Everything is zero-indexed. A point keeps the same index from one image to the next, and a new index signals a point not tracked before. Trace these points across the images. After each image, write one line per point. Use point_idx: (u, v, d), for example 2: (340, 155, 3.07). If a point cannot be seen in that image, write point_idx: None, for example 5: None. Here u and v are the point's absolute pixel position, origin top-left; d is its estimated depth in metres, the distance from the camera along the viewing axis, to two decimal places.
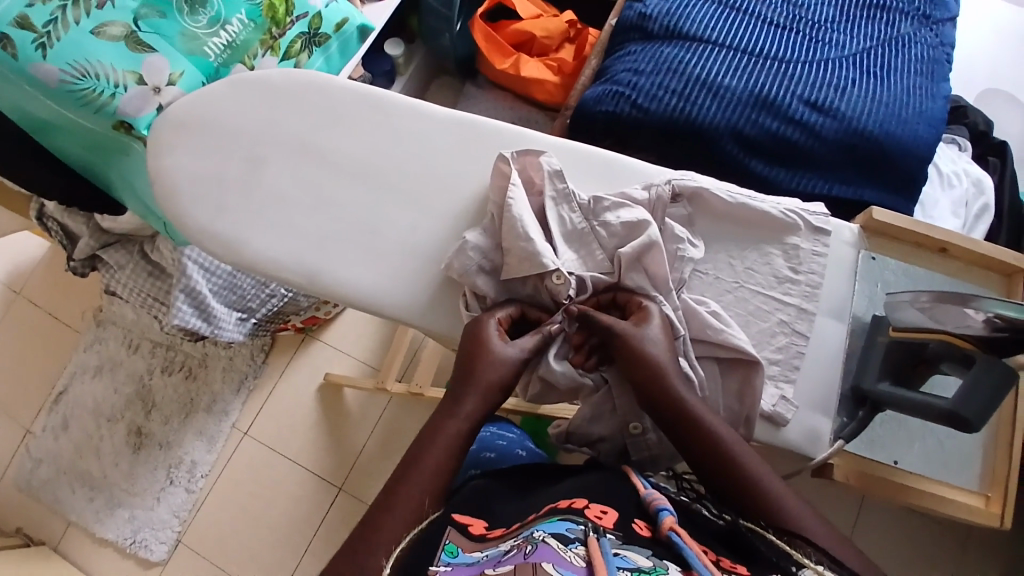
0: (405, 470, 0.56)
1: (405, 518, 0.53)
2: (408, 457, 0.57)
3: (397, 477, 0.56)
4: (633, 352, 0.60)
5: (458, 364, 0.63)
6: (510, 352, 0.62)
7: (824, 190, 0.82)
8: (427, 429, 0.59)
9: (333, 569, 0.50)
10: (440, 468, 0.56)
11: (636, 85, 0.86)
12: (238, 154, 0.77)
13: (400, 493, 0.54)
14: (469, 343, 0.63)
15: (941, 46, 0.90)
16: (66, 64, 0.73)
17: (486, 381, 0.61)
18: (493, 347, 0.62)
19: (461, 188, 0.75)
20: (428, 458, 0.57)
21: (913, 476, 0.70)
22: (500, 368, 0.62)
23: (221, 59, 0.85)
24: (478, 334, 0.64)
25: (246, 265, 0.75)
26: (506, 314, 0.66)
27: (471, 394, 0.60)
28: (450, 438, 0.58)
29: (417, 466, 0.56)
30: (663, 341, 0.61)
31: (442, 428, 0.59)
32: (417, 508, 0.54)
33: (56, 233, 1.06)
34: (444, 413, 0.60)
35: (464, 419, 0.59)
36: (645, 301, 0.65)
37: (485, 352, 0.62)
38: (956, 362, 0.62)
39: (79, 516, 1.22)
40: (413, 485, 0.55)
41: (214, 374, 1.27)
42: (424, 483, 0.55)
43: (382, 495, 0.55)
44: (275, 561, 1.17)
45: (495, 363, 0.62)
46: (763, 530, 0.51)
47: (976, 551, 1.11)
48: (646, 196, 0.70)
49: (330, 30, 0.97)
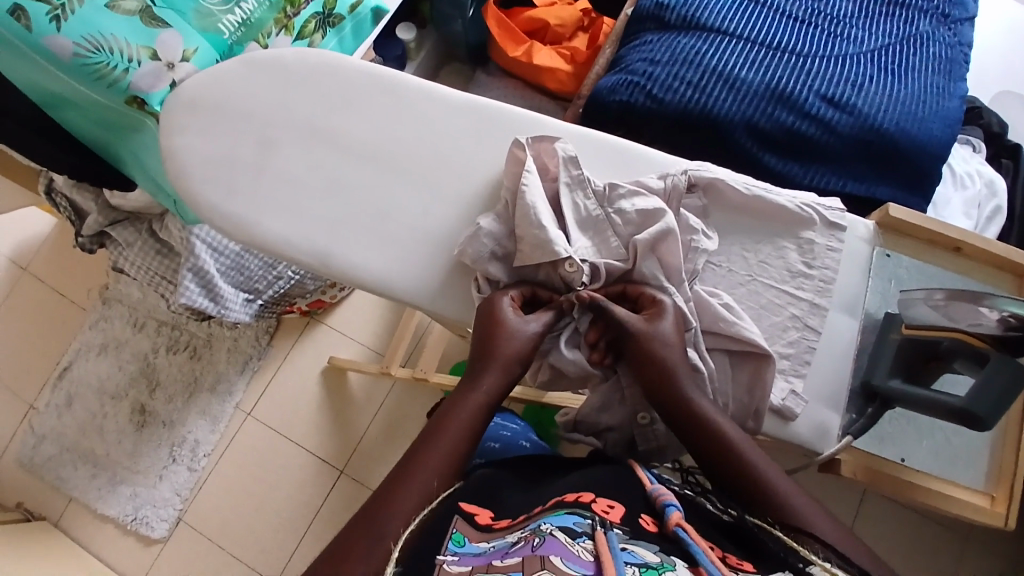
0: (421, 446, 0.56)
1: (417, 501, 0.52)
2: (427, 431, 0.58)
3: (412, 453, 0.56)
4: (643, 351, 0.60)
5: (475, 343, 0.63)
6: (526, 326, 0.63)
7: (838, 186, 0.82)
8: (446, 406, 0.60)
9: (344, 542, 0.50)
10: (452, 452, 0.56)
11: (652, 75, 0.85)
12: (251, 133, 0.77)
13: (415, 471, 0.54)
14: (485, 319, 0.64)
15: (959, 45, 0.89)
16: (79, 38, 0.72)
17: (506, 356, 0.61)
18: (510, 326, 0.63)
19: (476, 173, 0.74)
20: (445, 435, 0.57)
21: (920, 474, 0.69)
22: (517, 343, 0.62)
23: (235, 38, 0.84)
24: (492, 311, 0.64)
25: (256, 245, 0.75)
26: (518, 292, 0.67)
27: (491, 371, 0.61)
28: (468, 413, 0.59)
29: (432, 444, 0.56)
30: (674, 336, 0.61)
31: (459, 408, 0.59)
32: (428, 490, 0.53)
33: (64, 209, 1.06)
34: (460, 394, 0.60)
35: (484, 393, 0.60)
36: (659, 295, 0.64)
37: (501, 329, 0.62)
38: (969, 361, 0.62)
39: (81, 492, 1.22)
40: (428, 462, 0.55)
41: (218, 355, 1.27)
42: (439, 459, 0.55)
43: (395, 470, 0.55)
44: (275, 542, 1.17)
45: (512, 336, 0.62)
46: (771, 527, 0.50)
47: (974, 551, 1.11)
48: (662, 185, 0.69)
49: (343, 11, 0.97)
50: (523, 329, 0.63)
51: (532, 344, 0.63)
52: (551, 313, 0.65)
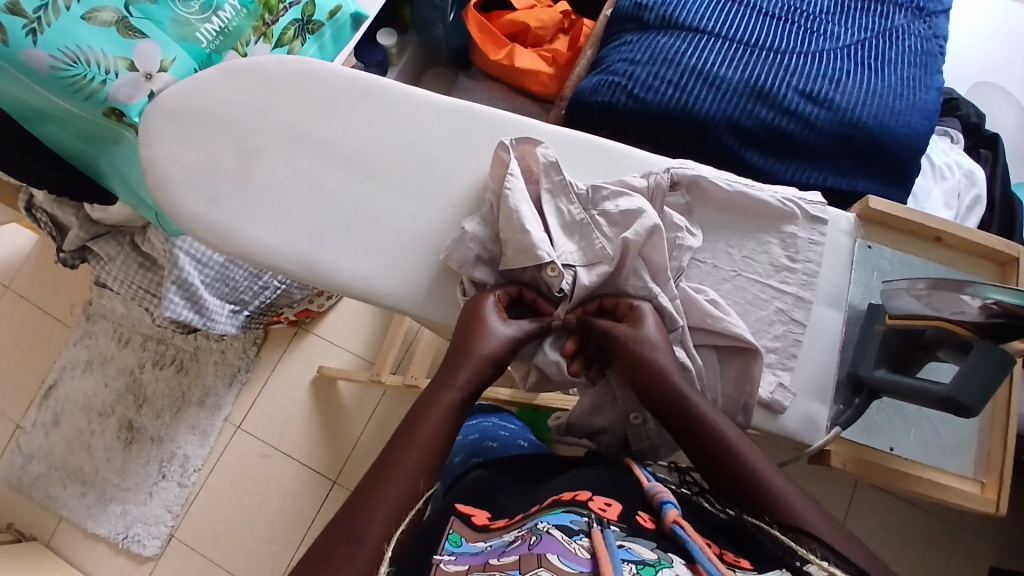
0: (397, 445, 0.55)
1: (399, 498, 0.51)
2: (402, 430, 0.56)
3: (390, 451, 0.54)
4: (632, 361, 0.60)
5: (455, 339, 0.63)
6: (504, 330, 0.63)
7: (819, 180, 0.83)
8: (422, 402, 0.58)
9: (323, 546, 0.48)
10: (434, 450, 0.55)
11: (632, 75, 0.86)
12: (232, 142, 0.76)
13: (396, 469, 0.52)
14: (467, 318, 0.64)
15: (934, 38, 0.90)
16: (56, 50, 0.72)
17: (480, 354, 0.61)
18: (488, 324, 0.63)
19: (460, 177, 0.74)
20: (421, 432, 0.56)
21: (908, 463, 0.70)
22: (493, 342, 0.62)
23: (213, 46, 0.83)
24: (474, 312, 0.64)
25: (241, 256, 0.74)
26: (504, 292, 0.67)
27: (465, 368, 0.60)
28: (443, 410, 0.58)
29: (410, 441, 0.55)
30: (660, 342, 0.61)
31: (434, 405, 0.58)
32: (412, 488, 0.52)
33: (46, 224, 1.05)
34: (435, 392, 0.59)
35: (459, 389, 0.59)
36: (637, 302, 0.64)
37: (478, 330, 0.62)
38: (954, 349, 0.61)
39: (71, 511, 1.20)
40: (407, 460, 0.53)
41: (206, 368, 1.26)
42: (419, 456, 0.54)
43: (372, 470, 0.53)
44: (269, 555, 1.16)
45: (488, 338, 0.62)
46: (768, 525, 0.50)
47: (967, 538, 1.12)
48: (645, 183, 0.70)
49: (323, 17, 0.96)
50: (502, 330, 0.63)
51: (510, 347, 0.63)
52: (537, 325, 0.65)
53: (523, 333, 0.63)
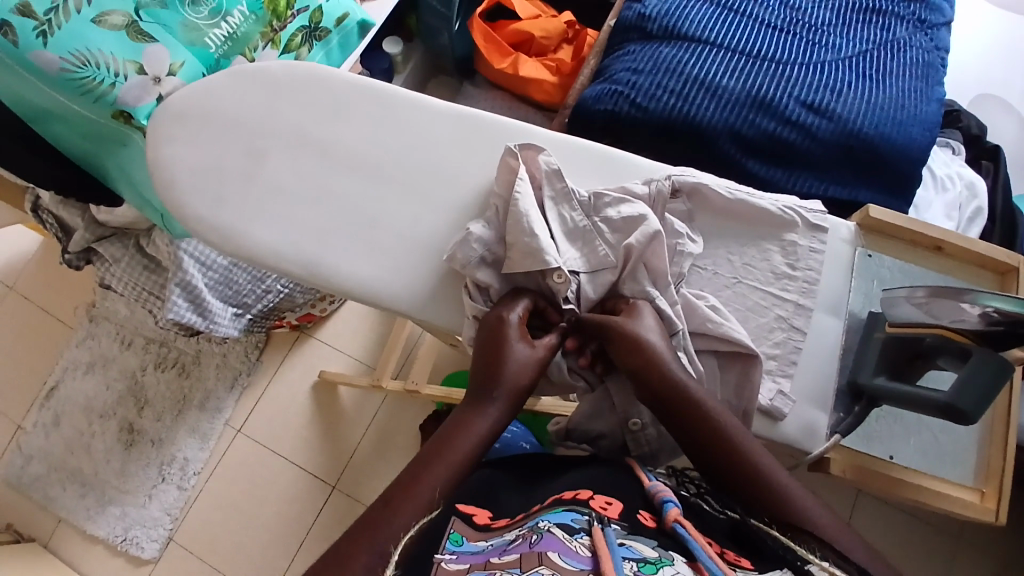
0: (422, 462, 0.54)
1: (416, 509, 0.50)
2: (427, 450, 0.55)
3: (413, 468, 0.53)
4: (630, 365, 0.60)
5: (481, 362, 0.61)
6: (529, 356, 0.62)
7: (820, 190, 0.83)
8: (451, 423, 0.57)
9: (339, 553, 0.47)
10: (456, 468, 0.54)
11: (636, 84, 0.87)
12: (239, 144, 0.77)
13: (416, 484, 0.52)
14: (492, 340, 0.62)
15: (935, 50, 0.91)
16: (67, 52, 0.73)
17: (512, 385, 0.59)
18: (513, 347, 0.61)
19: (464, 181, 0.75)
20: (451, 451, 0.54)
21: (908, 471, 0.70)
22: (522, 371, 0.60)
23: (222, 50, 0.85)
24: (499, 333, 0.62)
25: (246, 257, 0.75)
26: (525, 308, 0.65)
27: (500, 400, 0.59)
28: (474, 436, 0.56)
29: (439, 459, 0.54)
30: (659, 331, 0.62)
31: (465, 427, 0.56)
32: (429, 500, 0.51)
33: (51, 226, 1.06)
34: (465, 416, 0.58)
35: (492, 418, 0.58)
36: (637, 300, 0.65)
37: (504, 353, 0.61)
38: (953, 357, 0.61)
39: (70, 513, 1.20)
40: (433, 477, 0.52)
41: (207, 371, 1.27)
42: (444, 474, 0.53)
43: (397, 482, 0.53)
44: (267, 559, 1.16)
45: (517, 364, 0.60)
46: (768, 527, 0.50)
47: (968, 551, 1.12)
48: (647, 190, 0.70)
49: (330, 24, 0.97)
50: (529, 355, 0.61)
51: (536, 371, 0.61)
52: (556, 337, 0.65)
53: (547, 356, 0.63)
